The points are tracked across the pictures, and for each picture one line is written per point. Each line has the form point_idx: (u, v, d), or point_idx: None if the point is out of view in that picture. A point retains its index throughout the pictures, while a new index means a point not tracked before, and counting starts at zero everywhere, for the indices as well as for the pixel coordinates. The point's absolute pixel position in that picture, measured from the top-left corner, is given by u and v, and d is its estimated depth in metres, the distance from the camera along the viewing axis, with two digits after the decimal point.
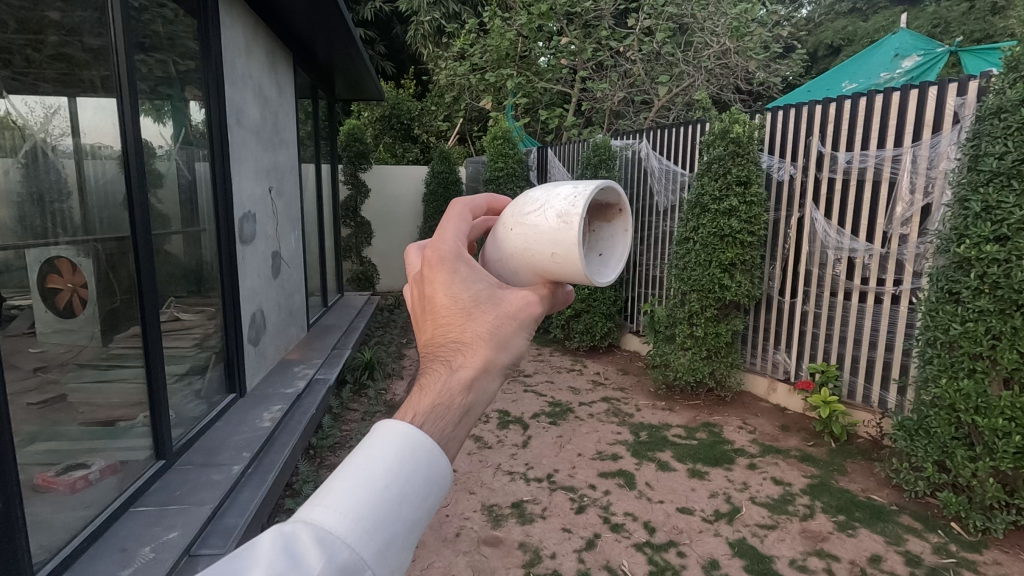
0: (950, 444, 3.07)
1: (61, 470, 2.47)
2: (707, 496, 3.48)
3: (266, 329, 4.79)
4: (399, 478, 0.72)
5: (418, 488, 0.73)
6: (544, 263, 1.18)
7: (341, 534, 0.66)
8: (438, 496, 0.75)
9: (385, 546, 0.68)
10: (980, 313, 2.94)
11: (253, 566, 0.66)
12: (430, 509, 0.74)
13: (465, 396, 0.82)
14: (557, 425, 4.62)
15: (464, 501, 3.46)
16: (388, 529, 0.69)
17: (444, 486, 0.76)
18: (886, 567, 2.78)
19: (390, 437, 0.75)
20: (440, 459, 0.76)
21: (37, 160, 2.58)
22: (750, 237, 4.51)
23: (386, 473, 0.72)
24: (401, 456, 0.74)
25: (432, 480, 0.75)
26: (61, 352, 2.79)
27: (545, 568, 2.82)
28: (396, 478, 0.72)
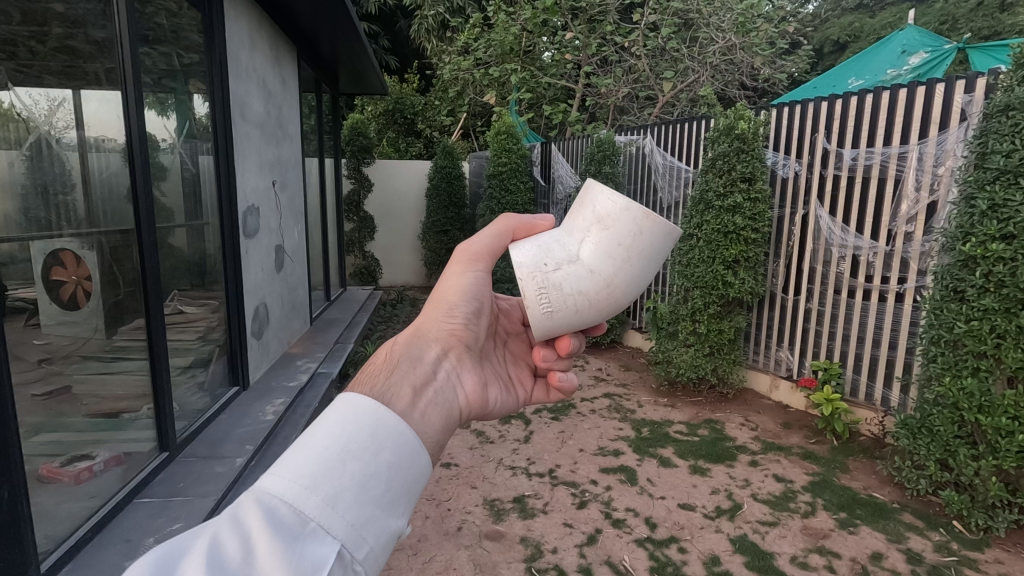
0: (953, 443, 3.06)
1: (67, 460, 2.48)
2: (709, 492, 3.49)
3: (269, 322, 4.81)
4: (341, 439, 0.79)
5: (363, 446, 0.80)
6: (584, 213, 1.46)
7: (283, 496, 0.72)
8: (389, 452, 0.82)
9: (330, 497, 0.74)
10: (985, 311, 2.93)
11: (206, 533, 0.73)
12: (382, 474, 0.80)
13: (397, 349, 1.12)
14: (559, 420, 4.63)
15: (465, 495, 3.47)
16: (331, 482, 0.75)
17: (399, 448, 0.83)
18: (887, 564, 2.79)
19: (336, 406, 0.84)
20: (378, 425, 0.83)
21: (41, 152, 2.59)
22: (754, 234, 4.50)
23: (340, 437, 0.80)
24: (348, 419, 0.82)
25: (379, 438, 0.82)
26: (64, 344, 2.75)
27: (547, 563, 2.82)
28: (339, 439, 0.79)
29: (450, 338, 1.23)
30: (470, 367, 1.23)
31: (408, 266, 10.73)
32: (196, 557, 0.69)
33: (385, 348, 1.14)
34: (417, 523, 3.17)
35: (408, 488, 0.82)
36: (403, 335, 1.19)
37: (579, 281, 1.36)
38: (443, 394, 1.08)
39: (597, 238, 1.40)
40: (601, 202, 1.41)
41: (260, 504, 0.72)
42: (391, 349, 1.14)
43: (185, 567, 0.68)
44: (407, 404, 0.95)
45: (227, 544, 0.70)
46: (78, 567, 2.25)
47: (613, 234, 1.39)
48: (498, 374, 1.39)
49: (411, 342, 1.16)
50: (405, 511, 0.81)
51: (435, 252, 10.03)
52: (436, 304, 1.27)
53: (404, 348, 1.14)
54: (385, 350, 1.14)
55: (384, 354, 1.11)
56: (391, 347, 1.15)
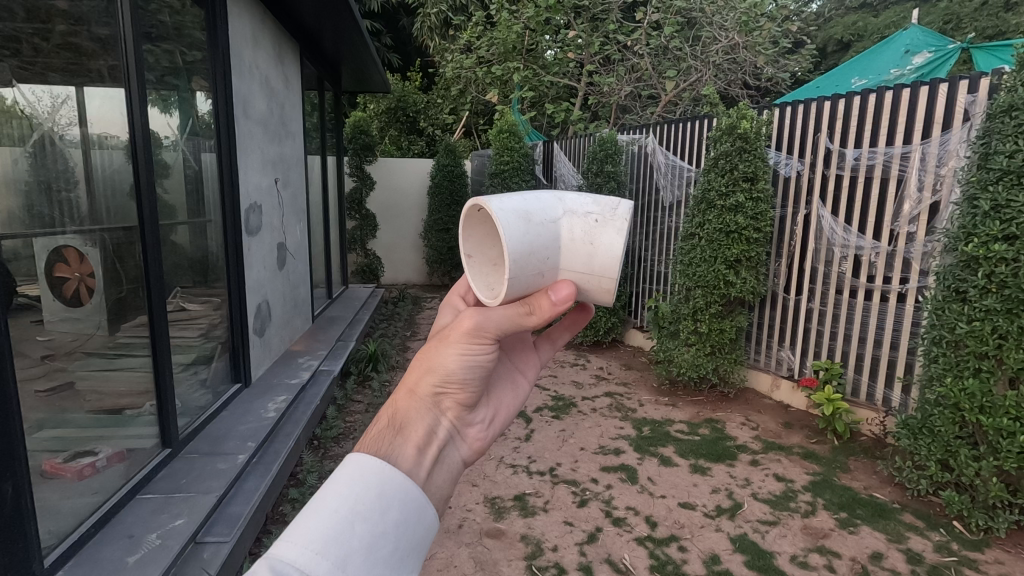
0: (954, 443, 3.07)
1: (68, 456, 2.49)
2: (709, 491, 3.49)
3: (271, 320, 4.83)
4: (349, 502, 0.83)
5: (371, 506, 0.84)
6: (528, 269, 1.18)
7: (295, 563, 0.76)
8: (395, 510, 0.86)
9: (341, 560, 0.78)
10: (987, 312, 2.93)
11: None
12: (389, 534, 0.84)
13: (396, 412, 1.06)
14: (560, 419, 4.63)
15: (466, 493, 3.48)
16: (342, 546, 0.79)
17: (404, 506, 0.87)
18: (887, 564, 2.79)
19: (344, 468, 0.88)
20: (385, 486, 0.87)
21: (44, 148, 2.67)
22: (756, 234, 4.50)
23: (349, 499, 0.84)
24: (355, 481, 0.86)
25: (386, 499, 0.86)
26: (68, 341, 2.85)
27: (548, 561, 2.83)
28: (347, 502, 0.83)
29: (453, 396, 1.12)
30: (474, 414, 1.17)
31: (410, 264, 10.74)
32: None
33: (384, 415, 1.07)
34: None
35: (413, 545, 0.86)
36: (402, 399, 1.09)
37: (591, 203, 1.32)
38: (445, 462, 1.05)
39: (535, 213, 1.24)
40: (510, 217, 1.19)
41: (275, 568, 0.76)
42: (389, 415, 1.06)
43: None
44: (412, 462, 0.97)
45: None
46: (81, 562, 2.26)
47: (525, 204, 1.25)
48: (506, 382, 1.31)
49: (410, 408, 1.08)
50: (411, 567, 0.85)
51: (436, 250, 10.04)
52: (431, 363, 1.11)
53: (405, 418, 1.05)
54: (383, 417, 1.06)
55: (384, 423, 1.05)
56: (390, 410, 1.07)
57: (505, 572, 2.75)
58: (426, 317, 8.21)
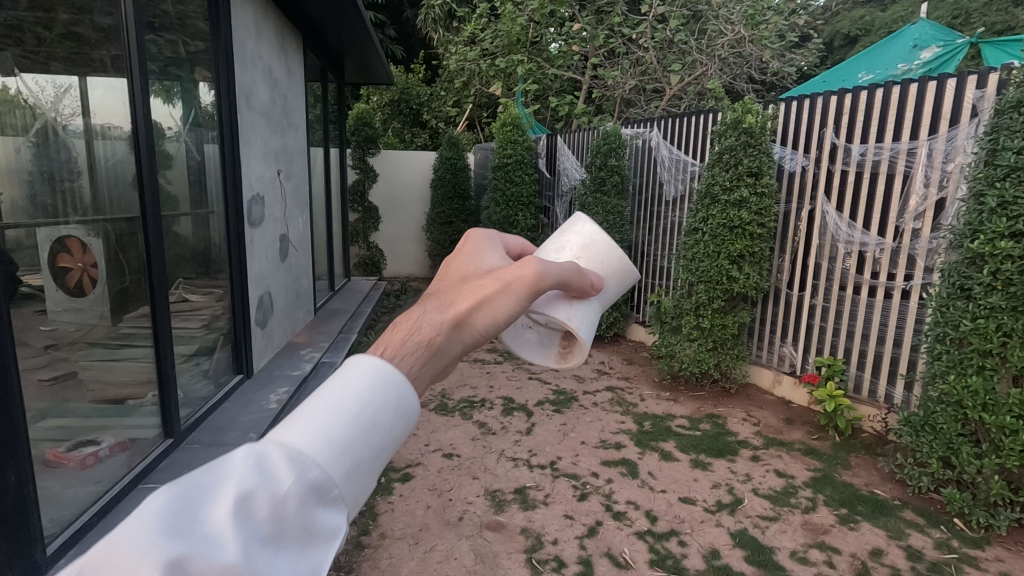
0: (956, 441, 3.06)
1: (72, 446, 2.51)
2: (710, 486, 3.49)
3: (273, 311, 4.83)
4: (372, 398, 0.52)
5: (394, 405, 0.53)
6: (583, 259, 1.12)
7: (303, 449, 0.47)
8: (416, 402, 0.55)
9: (354, 466, 0.49)
10: (991, 309, 2.91)
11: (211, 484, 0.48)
12: (403, 432, 0.54)
13: (429, 326, 0.64)
14: (561, 412, 4.63)
15: (467, 486, 3.48)
16: (356, 449, 0.50)
17: (415, 402, 0.56)
18: (888, 561, 2.79)
19: (361, 360, 0.55)
20: (407, 391, 0.55)
21: (47, 139, 2.63)
22: (761, 229, 4.47)
23: (344, 379, 0.53)
24: (377, 373, 0.54)
25: (405, 407, 0.54)
26: (71, 331, 2.75)
27: (547, 554, 2.84)
28: (367, 390, 0.52)
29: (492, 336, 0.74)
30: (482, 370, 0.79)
31: (413, 257, 10.75)
32: (215, 507, 0.46)
33: (404, 323, 0.64)
34: (418, 513, 3.19)
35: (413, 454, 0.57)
36: (444, 314, 0.67)
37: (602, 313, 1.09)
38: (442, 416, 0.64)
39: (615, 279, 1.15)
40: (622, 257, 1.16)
41: (243, 459, 0.49)
42: (415, 323, 0.64)
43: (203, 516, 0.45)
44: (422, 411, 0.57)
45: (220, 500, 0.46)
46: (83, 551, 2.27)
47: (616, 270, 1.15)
48: None
49: (447, 328, 0.65)
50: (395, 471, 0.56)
51: (439, 243, 10.04)
52: (503, 282, 0.75)
53: (446, 345, 0.64)
54: (403, 327, 0.63)
55: (420, 331, 0.63)
56: (425, 319, 0.65)
57: (505, 565, 2.76)
58: None
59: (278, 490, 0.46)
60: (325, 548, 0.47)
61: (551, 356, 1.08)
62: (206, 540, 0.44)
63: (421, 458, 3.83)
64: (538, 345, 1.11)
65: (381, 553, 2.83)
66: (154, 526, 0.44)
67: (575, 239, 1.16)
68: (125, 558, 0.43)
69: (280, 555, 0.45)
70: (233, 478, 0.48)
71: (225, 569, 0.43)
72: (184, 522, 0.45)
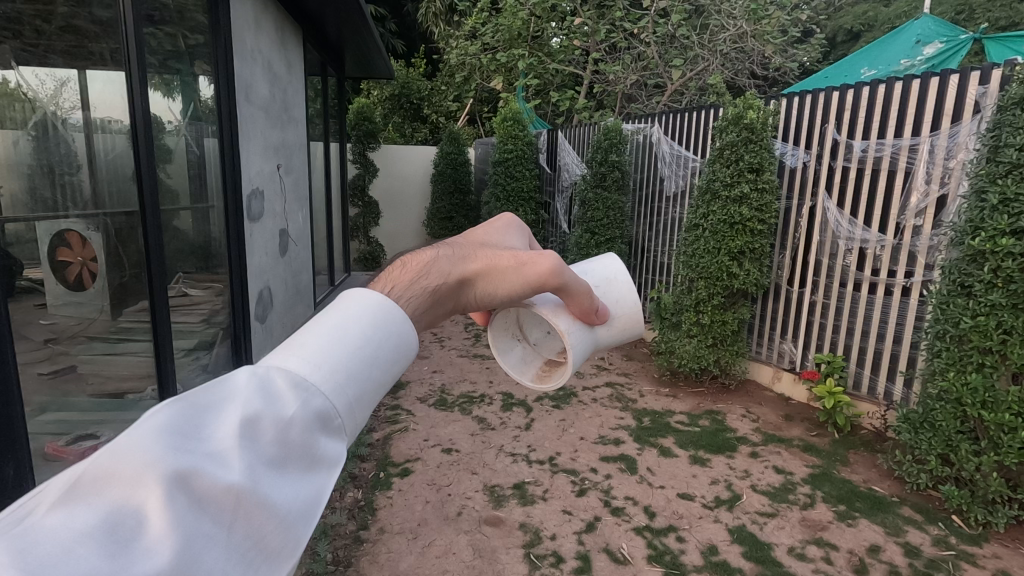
0: (954, 438, 3.06)
1: (71, 439, 2.51)
2: (708, 482, 3.49)
3: (273, 307, 4.83)
4: (372, 341, 0.67)
5: (387, 357, 0.68)
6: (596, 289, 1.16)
7: (315, 382, 0.61)
8: (411, 343, 0.72)
9: (353, 401, 0.63)
10: (992, 307, 2.91)
11: (222, 407, 0.58)
12: (386, 376, 0.69)
13: (436, 264, 0.82)
14: (560, 408, 4.63)
15: (466, 481, 3.49)
16: (357, 385, 0.64)
17: (414, 342, 0.73)
18: (885, 557, 2.80)
19: (368, 305, 0.70)
20: (397, 332, 0.70)
21: (46, 132, 2.65)
22: (760, 225, 4.46)
23: (339, 328, 0.66)
24: (379, 319, 0.69)
25: (396, 350, 0.70)
26: (71, 325, 2.79)
27: (546, 549, 2.85)
28: (366, 340, 0.66)
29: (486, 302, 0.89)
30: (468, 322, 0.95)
31: None
32: (224, 429, 0.56)
33: (421, 259, 0.81)
34: (417, 508, 3.20)
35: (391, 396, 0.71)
36: (453, 269, 0.83)
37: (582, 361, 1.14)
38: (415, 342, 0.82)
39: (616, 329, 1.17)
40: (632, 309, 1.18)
41: (246, 387, 0.59)
42: (428, 264, 0.81)
43: (216, 438, 0.55)
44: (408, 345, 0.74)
45: (248, 429, 0.56)
46: None
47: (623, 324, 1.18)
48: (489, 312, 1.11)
49: (449, 272, 0.83)
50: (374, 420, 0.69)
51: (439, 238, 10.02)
52: (518, 261, 0.89)
53: (439, 293, 0.81)
54: (416, 266, 0.80)
55: (431, 267, 0.81)
56: (440, 259, 0.83)
57: (503, 560, 2.76)
58: None
59: (283, 416, 0.58)
60: (319, 473, 0.59)
61: (527, 375, 1.20)
62: (211, 457, 0.54)
63: (420, 453, 3.84)
64: (520, 360, 1.23)
65: (380, 548, 2.84)
66: (163, 440, 0.53)
67: (595, 275, 1.18)
68: (145, 460, 0.51)
69: (282, 475, 0.57)
70: (238, 400, 0.58)
71: (238, 476, 0.53)
72: (191, 439, 0.55)
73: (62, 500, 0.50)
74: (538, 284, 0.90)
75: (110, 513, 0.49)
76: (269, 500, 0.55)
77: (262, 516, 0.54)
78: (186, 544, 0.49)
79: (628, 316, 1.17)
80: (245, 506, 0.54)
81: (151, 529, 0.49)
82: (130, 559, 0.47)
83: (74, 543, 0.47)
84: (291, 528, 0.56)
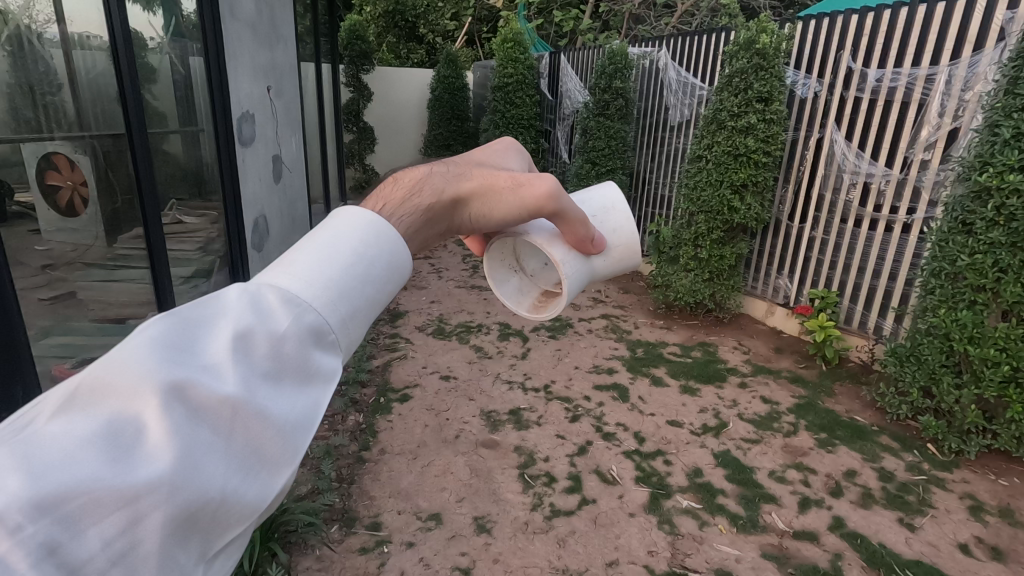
0: (938, 372, 3.16)
1: (76, 363, 2.59)
2: (697, 411, 3.62)
3: (269, 235, 4.79)
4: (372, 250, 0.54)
5: (394, 267, 0.55)
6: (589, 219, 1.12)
7: (315, 288, 0.48)
8: (407, 260, 0.57)
9: (354, 316, 0.51)
10: (991, 245, 2.91)
11: (208, 319, 0.46)
12: (394, 288, 0.56)
13: (431, 180, 0.68)
14: (556, 339, 4.72)
15: (463, 406, 3.61)
16: (357, 296, 0.51)
17: (408, 260, 0.59)
18: (860, 480, 2.95)
19: (366, 210, 0.57)
20: (399, 240, 0.57)
21: (21, 47, 2.47)
22: (766, 157, 4.36)
23: (336, 234, 0.53)
24: (379, 224, 0.56)
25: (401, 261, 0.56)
26: (68, 252, 2.75)
27: (539, 470, 2.99)
28: (370, 243, 0.54)
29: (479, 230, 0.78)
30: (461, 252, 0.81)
31: None
32: (208, 341, 0.44)
33: (413, 175, 0.67)
34: (416, 431, 3.33)
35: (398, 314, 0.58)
36: (448, 187, 0.69)
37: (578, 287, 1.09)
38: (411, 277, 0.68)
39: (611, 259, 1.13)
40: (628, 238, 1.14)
41: (235, 298, 0.47)
42: (425, 180, 0.67)
43: (200, 349, 0.44)
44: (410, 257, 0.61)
45: (240, 338, 0.45)
46: None
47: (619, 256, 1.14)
48: None
49: (445, 190, 0.69)
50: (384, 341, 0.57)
51: None
52: (513, 180, 0.78)
53: (436, 211, 0.66)
54: (410, 181, 0.66)
55: (426, 186, 0.67)
56: (433, 176, 0.69)
57: (498, 480, 2.91)
58: None
59: (277, 330, 0.46)
60: (324, 388, 0.48)
61: (523, 305, 1.18)
62: (203, 369, 0.43)
63: (419, 380, 3.95)
64: (517, 291, 1.20)
65: (382, 467, 2.98)
66: (147, 350, 0.42)
67: (591, 204, 1.15)
68: (126, 376, 0.41)
69: (283, 389, 0.45)
70: (225, 312, 0.46)
71: (229, 396, 0.42)
72: (174, 351, 0.43)
73: (51, 412, 0.41)
74: (533, 208, 0.81)
75: (94, 429, 0.40)
76: (269, 417, 0.44)
77: (261, 429, 0.44)
78: (181, 463, 0.40)
79: (626, 245, 1.13)
80: (244, 419, 0.43)
81: (146, 443, 0.40)
82: (131, 467, 0.39)
83: (64, 455, 0.39)
84: (297, 441, 0.46)
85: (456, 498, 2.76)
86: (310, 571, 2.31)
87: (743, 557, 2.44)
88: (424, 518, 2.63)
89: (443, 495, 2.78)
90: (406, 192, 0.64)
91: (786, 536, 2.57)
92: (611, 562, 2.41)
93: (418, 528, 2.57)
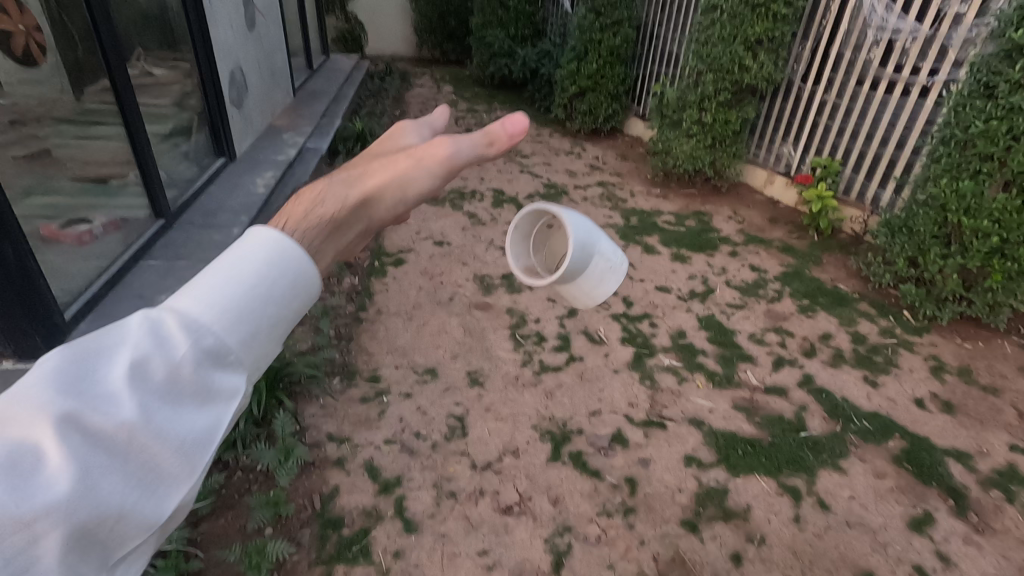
0: (927, 243, 3.19)
1: (64, 224, 2.53)
2: (686, 278, 3.69)
3: (248, 91, 4.45)
4: (262, 278, 0.65)
5: (288, 286, 0.67)
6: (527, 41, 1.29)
7: (205, 318, 0.61)
8: (316, 278, 0.70)
9: (248, 335, 0.64)
10: (1010, 111, 2.78)
11: (116, 347, 0.60)
12: (299, 303, 0.69)
13: (323, 197, 0.87)
14: (551, 206, 4.66)
15: (457, 271, 3.67)
16: (252, 321, 0.64)
17: (318, 280, 0.71)
18: (834, 343, 3.11)
19: (260, 235, 0.68)
20: (307, 262, 0.69)
21: None
22: (785, 9, 4.01)
23: (229, 264, 0.65)
24: (274, 243, 0.68)
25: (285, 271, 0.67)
26: (34, 106, 2.53)
27: (530, 330, 3.12)
28: (262, 277, 0.65)
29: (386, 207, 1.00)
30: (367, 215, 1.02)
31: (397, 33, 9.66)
32: (114, 371, 0.58)
33: (312, 193, 0.86)
34: (411, 294, 3.40)
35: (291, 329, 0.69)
36: (344, 197, 0.91)
37: None
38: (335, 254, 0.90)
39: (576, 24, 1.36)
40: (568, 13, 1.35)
41: (138, 328, 0.61)
42: (320, 195, 0.87)
43: (104, 383, 0.58)
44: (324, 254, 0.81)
45: (139, 368, 0.58)
46: (97, 319, 2.45)
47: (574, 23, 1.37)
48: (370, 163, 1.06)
49: (342, 200, 0.90)
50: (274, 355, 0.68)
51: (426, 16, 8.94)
52: (401, 178, 1.02)
53: (337, 220, 0.86)
54: (313, 197, 0.86)
55: (324, 206, 0.85)
56: (329, 192, 0.90)
57: (491, 340, 3.04)
58: (417, 96, 7.64)
59: (173, 357, 0.59)
60: (219, 405, 0.61)
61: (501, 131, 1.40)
62: (106, 397, 0.57)
63: (412, 245, 3.95)
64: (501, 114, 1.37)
65: (378, 327, 3.10)
66: (52, 386, 0.56)
67: None
68: (31, 411, 0.54)
69: (174, 409, 0.59)
70: (130, 343, 0.60)
71: (124, 425, 0.56)
72: (79, 383, 0.57)
73: None
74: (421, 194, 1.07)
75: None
76: (163, 441, 0.57)
77: (156, 449, 0.57)
78: (78, 481, 0.53)
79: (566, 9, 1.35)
80: (140, 441, 0.57)
81: (51, 464, 0.53)
82: (30, 487, 0.52)
83: None
84: (189, 456, 0.59)
85: (450, 355, 2.91)
86: (315, 418, 2.50)
87: (715, 409, 2.64)
88: (420, 373, 2.79)
89: (438, 352, 2.93)
90: (306, 207, 0.82)
91: (758, 391, 2.76)
92: (594, 412, 2.60)
93: (415, 382, 2.73)
